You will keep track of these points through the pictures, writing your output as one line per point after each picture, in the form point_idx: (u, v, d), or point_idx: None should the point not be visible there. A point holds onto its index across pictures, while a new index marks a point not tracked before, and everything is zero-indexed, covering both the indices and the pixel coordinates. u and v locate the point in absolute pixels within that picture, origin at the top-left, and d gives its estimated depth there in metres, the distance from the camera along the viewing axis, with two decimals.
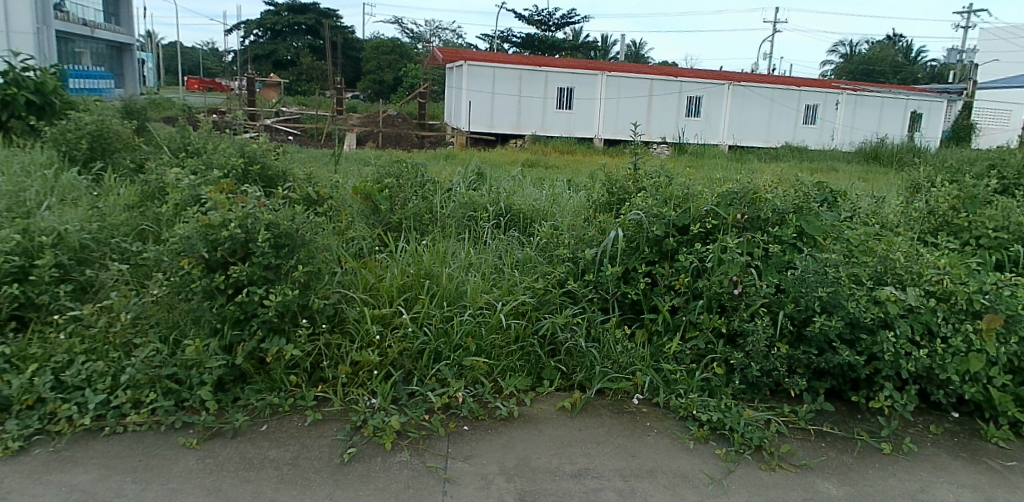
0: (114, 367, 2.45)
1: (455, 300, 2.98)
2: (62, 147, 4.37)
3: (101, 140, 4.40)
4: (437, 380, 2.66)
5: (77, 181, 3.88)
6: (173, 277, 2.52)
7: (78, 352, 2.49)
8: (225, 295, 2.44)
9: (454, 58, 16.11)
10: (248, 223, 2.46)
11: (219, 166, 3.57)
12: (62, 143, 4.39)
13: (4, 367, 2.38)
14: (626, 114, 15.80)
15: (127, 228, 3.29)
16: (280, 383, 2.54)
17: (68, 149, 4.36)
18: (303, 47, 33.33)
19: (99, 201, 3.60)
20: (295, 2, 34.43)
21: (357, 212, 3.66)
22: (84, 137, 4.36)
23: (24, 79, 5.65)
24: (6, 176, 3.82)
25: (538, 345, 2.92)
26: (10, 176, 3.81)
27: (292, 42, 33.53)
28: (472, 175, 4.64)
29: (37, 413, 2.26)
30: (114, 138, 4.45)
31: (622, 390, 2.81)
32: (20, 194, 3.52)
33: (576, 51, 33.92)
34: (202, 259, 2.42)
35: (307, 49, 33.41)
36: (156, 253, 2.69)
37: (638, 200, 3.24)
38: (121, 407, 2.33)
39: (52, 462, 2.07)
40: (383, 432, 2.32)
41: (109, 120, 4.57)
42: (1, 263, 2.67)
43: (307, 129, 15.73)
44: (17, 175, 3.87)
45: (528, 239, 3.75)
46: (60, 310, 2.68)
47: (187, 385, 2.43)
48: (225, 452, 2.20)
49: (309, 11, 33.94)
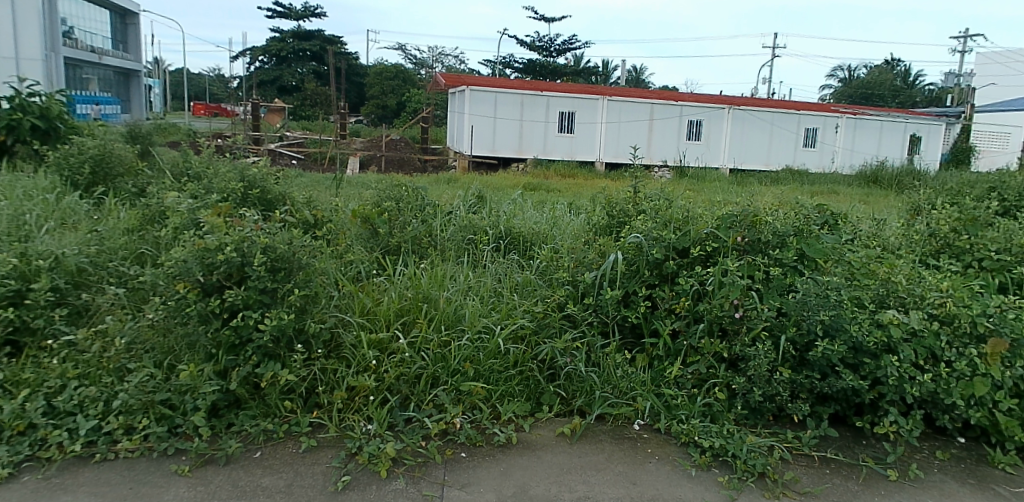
0: (107, 393, 2.41)
1: (454, 324, 2.95)
2: (65, 172, 4.40)
3: (103, 166, 4.42)
4: (434, 405, 2.63)
5: (78, 204, 3.89)
6: (168, 301, 2.50)
7: (71, 377, 2.46)
8: (220, 319, 2.41)
9: (455, 83, 16.28)
10: (244, 246, 2.44)
11: (218, 191, 3.58)
12: (64, 167, 4.41)
13: None
14: (627, 138, 15.91)
15: (126, 251, 3.28)
16: (274, 408, 2.51)
17: (71, 174, 4.38)
18: (308, 73, 33.81)
19: (99, 225, 3.60)
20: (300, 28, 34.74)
21: (355, 236, 3.64)
22: (86, 162, 4.38)
23: (29, 104, 5.69)
24: (8, 200, 3.83)
25: (537, 370, 2.88)
26: (12, 200, 3.81)
27: (297, 68, 33.97)
28: (473, 199, 4.62)
29: (28, 439, 2.23)
30: (115, 163, 4.47)
31: (623, 415, 2.77)
32: (21, 218, 3.52)
33: (577, 76, 34.26)
34: (198, 283, 2.40)
35: (312, 75, 33.88)
36: (153, 277, 2.66)
37: (638, 223, 3.23)
38: (112, 433, 2.30)
39: (41, 489, 2.04)
40: (378, 459, 2.28)
41: (112, 144, 4.60)
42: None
43: (311, 153, 15.86)
44: (19, 199, 3.87)
45: (528, 262, 3.73)
46: (55, 334, 2.66)
47: (181, 410, 2.39)
48: (217, 479, 2.16)
49: (314, 38, 34.26)
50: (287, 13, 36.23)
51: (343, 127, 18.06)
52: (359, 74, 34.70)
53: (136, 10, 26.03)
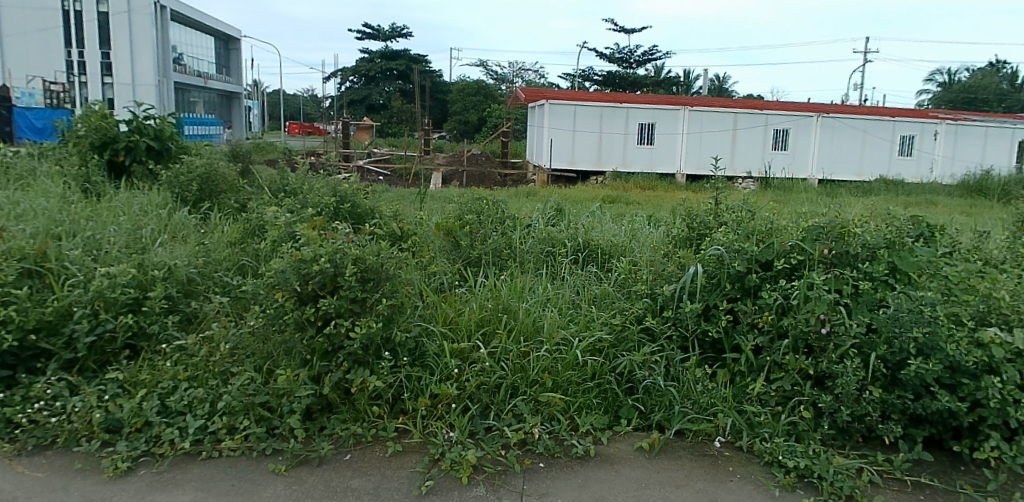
0: (213, 394, 2.59)
1: (533, 335, 3.00)
2: (175, 189, 4.75)
3: (209, 183, 4.78)
4: (513, 415, 2.68)
5: (187, 220, 4.20)
6: (268, 308, 2.67)
7: (182, 379, 2.66)
8: (315, 327, 2.58)
9: (535, 98, 16.49)
10: (336, 257, 2.60)
11: (312, 206, 3.79)
12: (175, 185, 4.76)
13: (117, 392, 2.56)
14: (709, 149, 15.55)
15: (229, 263, 3.51)
16: (363, 413, 2.63)
17: (181, 191, 4.73)
18: (394, 92, 35.14)
19: (204, 238, 3.87)
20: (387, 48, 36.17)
21: (439, 248, 3.75)
22: (195, 180, 4.75)
23: (146, 127, 6.20)
24: (127, 216, 4.16)
25: (615, 382, 2.89)
26: (130, 216, 4.15)
27: (384, 87, 35.41)
28: (551, 212, 4.66)
29: (144, 435, 2.43)
30: (220, 181, 4.81)
31: (703, 432, 2.72)
32: (138, 232, 3.82)
33: (657, 87, 33.88)
34: (295, 292, 2.57)
35: (398, 94, 35.15)
36: (253, 287, 2.83)
37: (719, 235, 3.18)
38: (217, 432, 2.47)
39: (155, 483, 2.22)
40: (459, 466, 2.36)
41: (216, 164, 4.96)
42: (119, 294, 2.82)
43: (396, 170, 16.41)
44: (136, 214, 4.22)
45: (606, 275, 3.72)
46: (168, 339, 2.86)
47: (278, 413, 2.55)
48: (311, 479, 2.30)
49: (400, 58, 35.83)
50: (375, 34, 37.83)
51: (427, 143, 18.63)
52: (442, 92, 35.74)
53: (238, 37, 27.99)
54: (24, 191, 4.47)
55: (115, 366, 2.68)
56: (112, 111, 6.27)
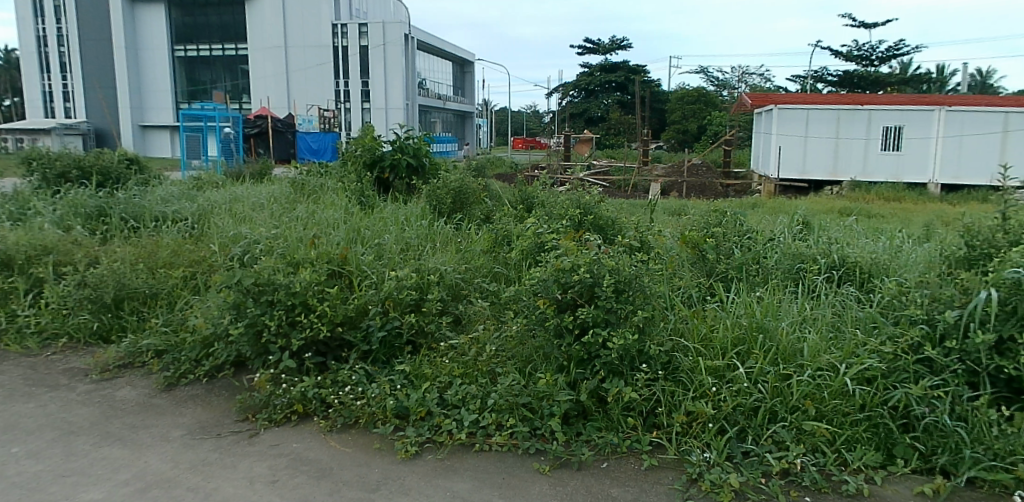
0: (482, 392, 2.80)
1: (791, 358, 2.80)
2: (431, 201, 5.23)
3: (461, 196, 5.19)
4: (773, 441, 2.51)
5: (445, 229, 4.61)
6: (529, 314, 2.83)
7: (456, 375, 2.92)
8: (572, 334, 2.68)
9: (763, 103, 15.67)
10: (593, 267, 2.69)
11: (559, 217, 3.93)
12: (432, 197, 5.22)
13: (405, 383, 2.90)
14: (974, 154, 13.50)
15: (485, 271, 3.76)
16: (618, 423, 2.65)
17: (437, 202, 5.18)
18: (613, 104, 35.82)
19: (462, 247, 4.19)
20: (606, 61, 36.78)
21: (683, 261, 3.68)
22: (449, 193, 5.17)
23: (406, 146, 6.87)
24: (396, 224, 4.66)
25: (889, 418, 2.57)
26: (398, 224, 4.66)
27: (603, 99, 36.21)
28: (798, 226, 4.37)
29: (427, 423, 2.71)
30: (469, 194, 5.22)
31: (1001, 484, 2.30)
32: (407, 237, 4.25)
33: (905, 86, 30.22)
34: (555, 299, 2.70)
35: (616, 105, 35.77)
36: (514, 294, 3.04)
37: (1014, 254, 2.71)
38: (487, 427, 2.66)
39: (437, 468, 2.44)
40: (720, 489, 2.27)
41: (465, 179, 5.38)
42: (403, 295, 3.22)
43: (617, 181, 16.68)
44: (402, 223, 4.70)
45: (868, 297, 3.36)
46: (442, 338, 3.17)
47: (539, 414, 2.68)
48: (573, 482, 2.35)
49: (620, 70, 36.31)
50: (595, 48, 38.86)
51: (647, 153, 18.68)
52: (661, 101, 35.54)
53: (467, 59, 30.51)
54: (324, 202, 5.19)
55: (402, 360, 3.06)
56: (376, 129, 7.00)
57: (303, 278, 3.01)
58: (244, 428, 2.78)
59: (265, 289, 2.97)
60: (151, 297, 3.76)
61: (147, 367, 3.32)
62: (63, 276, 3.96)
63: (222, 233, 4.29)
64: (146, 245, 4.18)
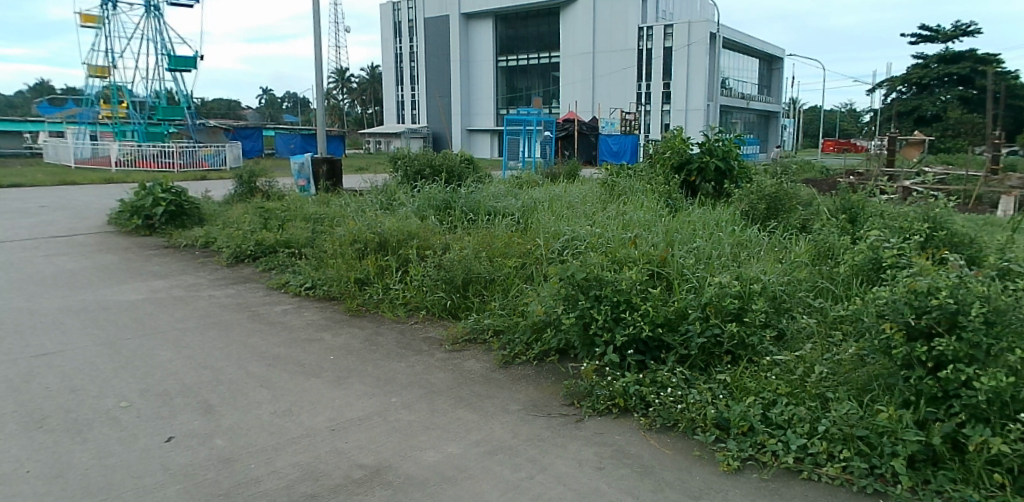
0: (812, 417, 3.15)
1: None
2: (771, 239, 6.01)
3: (799, 238, 5.96)
4: None
5: (783, 260, 5.23)
6: (877, 342, 3.16)
7: (783, 393, 3.38)
8: (925, 367, 2.94)
9: None
10: (958, 297, 2.92)
11: (900, 249, 4.19)
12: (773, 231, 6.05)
13: (737, 394, 3.48)
14: None
15: (820, 310, 4.29)
16: (979, 478, 2.68)
17: (778, 241, 5.93)
18: (954, 99, 35.06)
19: (798, 278, 4.72)
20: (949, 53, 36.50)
21: None
22: (789, 238, 5.97)
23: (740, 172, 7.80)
24: (732, 252, 5.48)
25: None
26: (736, 252, 5.51)
27: (941, 94, 35.65)
28: None
29: (750, 439, 3.17)
30: (804, 240, 5.88)
31: None
32: (743, 264, 5.04)
33: None
34: (905, 324, 2.99)
35: (957, 101, 35.07)
36: (869, 317, 3.32)
37: None
38: (817, 455, 2.98)
39: (762, 488, 2.86)
40: None
41: (796, 232, 6.03)
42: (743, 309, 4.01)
43: (953, 191, 14.15)
44: (738, 250, 5.54)
45: None
46: (777, 358, 3.69)
47: (878, 451, 2.91)
48: None
49: (964, 60, 35.81)
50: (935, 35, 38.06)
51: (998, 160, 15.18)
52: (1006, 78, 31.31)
53: None
54: (645, 221, 6.76)
55: (725, 372, 3.71)
56: (687, 135, 9.62)
57: (644, 286, 4.13)
58: (574, 412, 3.71)
59: (593, 285, 4.13)
60: (489, 280, 6.01)
61: (537, 361, 4.54)
62: (422, 257, 6.77)
63: (541, 235, 6.70)
64: (480, 240, 6.78)
